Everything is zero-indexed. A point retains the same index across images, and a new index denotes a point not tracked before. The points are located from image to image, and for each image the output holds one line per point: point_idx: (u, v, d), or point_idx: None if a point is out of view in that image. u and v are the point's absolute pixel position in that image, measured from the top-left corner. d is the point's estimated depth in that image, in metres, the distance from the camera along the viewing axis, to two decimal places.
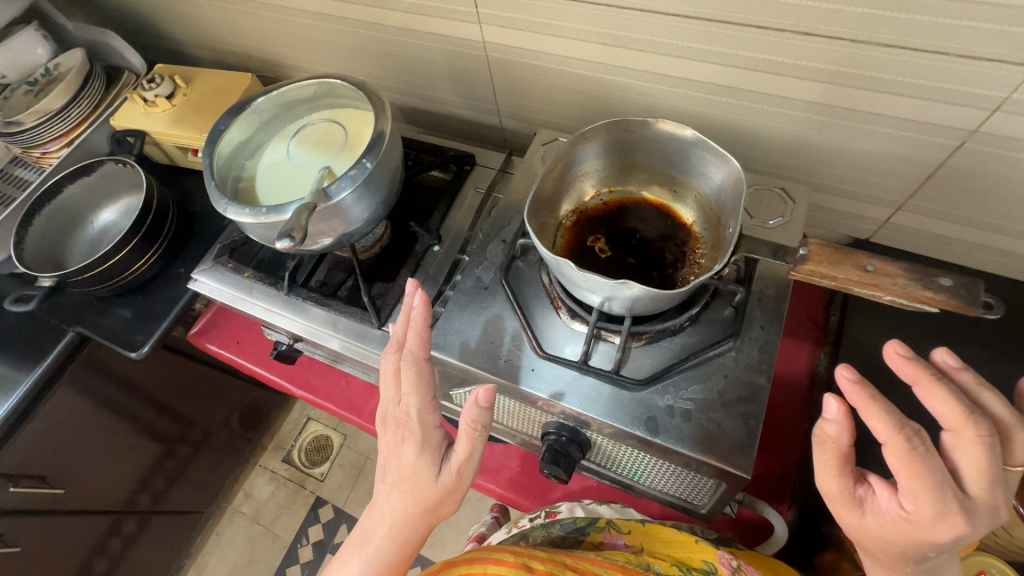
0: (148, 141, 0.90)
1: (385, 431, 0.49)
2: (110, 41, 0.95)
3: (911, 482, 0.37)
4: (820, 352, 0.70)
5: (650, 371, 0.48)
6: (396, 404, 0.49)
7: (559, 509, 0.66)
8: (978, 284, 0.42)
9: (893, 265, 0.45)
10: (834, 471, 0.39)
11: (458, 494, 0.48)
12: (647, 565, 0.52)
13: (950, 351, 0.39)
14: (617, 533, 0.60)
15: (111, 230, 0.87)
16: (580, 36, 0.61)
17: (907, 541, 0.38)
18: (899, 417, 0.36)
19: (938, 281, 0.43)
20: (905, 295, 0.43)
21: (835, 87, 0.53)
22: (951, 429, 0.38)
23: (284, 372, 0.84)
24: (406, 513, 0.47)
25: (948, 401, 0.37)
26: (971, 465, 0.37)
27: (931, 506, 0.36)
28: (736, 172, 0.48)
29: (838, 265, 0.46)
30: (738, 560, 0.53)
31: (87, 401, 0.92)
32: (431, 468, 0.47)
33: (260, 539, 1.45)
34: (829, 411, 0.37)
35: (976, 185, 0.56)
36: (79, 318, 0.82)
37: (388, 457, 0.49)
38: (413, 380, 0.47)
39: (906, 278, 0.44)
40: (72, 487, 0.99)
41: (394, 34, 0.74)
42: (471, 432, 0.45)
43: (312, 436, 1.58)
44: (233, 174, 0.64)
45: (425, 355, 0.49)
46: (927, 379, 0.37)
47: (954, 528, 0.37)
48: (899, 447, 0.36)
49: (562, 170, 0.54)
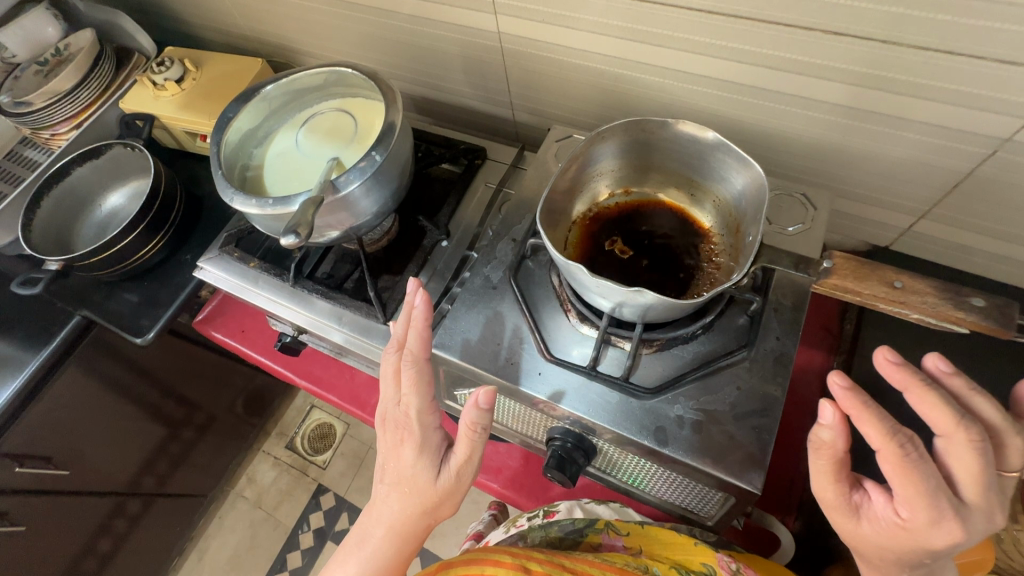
0: (158, 125, 0.89)
1: (385, 431, 0.49)
2: (121, 22, 0.94)
3: (905, 489, 0.35)
4: (833, 361, 0.68)
5: (660, 379, 0.47)
6: (396, 404, 0.48)
7: (557, 509, 0.65)
8: (1011, 306, 0.40)
9: (924, 283, 0.43)
10: (829, 476, 0.38)
11: (457, 496, 0.47)
12: (645, 568, 0.51)
13: (940, 355, 0.38)
14: (616, 535, 0.59)
15: (118, 214, 0.87)
16: (600, 30, 0.60)
17: (902, 546, 0.37)
18: (892, 424, 0.35)
19: (969, 301, 0.41)
20: (933, 314, 0.41)
21: (862, 89, 0.51)
22: (943, 435, 0.36)
23: (287, 362, 0.83)
24: (404, 514, 0.47)
25: (940, 407, 0.35)
26: (964, 471, 0.36)
27: (926, 512, 0.35)
28: (759, 178, 0.47)
29: (864, 280, 0.44)
30: (738, 563, 0.52)
31: (94, 385, 0.93)
32: (430, 471, 0.46)
33: (261, 524, 1.46)
34: (824, 417, 0.36)
35: (1004, 196, 0.54)
36: (86, 302, 0.82)
37: (387, 457, 0.48)
38: (413, 380, 0.46)
39: (935, 296, 0.42)
40: (78, 468, 1.00)
41: (406, 21, 0.73)
42: (470, 434, 0.44)
43: (315, 423, 1.59)
44: (241, 163, 0.63)
45: (425, 355, 0.48)
46: (917, 385, 0.36)
47: (950, 535, 0.35)
48: (892, 454, 0.35)
49: (577, 170, 0.53)
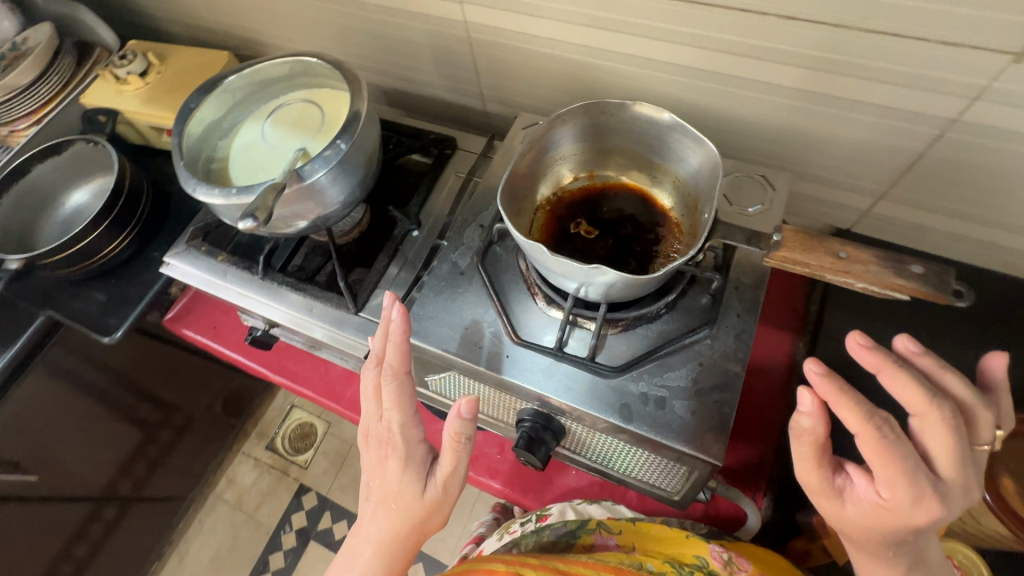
0: (122, 120, 0.87)
1: (368, 449, 0.48)
2: (82, 15, 0.91)
3: (885, 470, 0.36)
4: (800, 342, 0.69)
5: (626, 358, 0.48)
6: (378, 420, 0.48)
7: (550, 513, 0.65)
8: (948, 271, 0.41)
9: (867, 252, 0.44)
10: (812, 462, 0.39)
11: (445, 509, 0.47)
12: (640, 565, 0.52)
13: (908, 336, 0.39)
14: (609, 534, 0.59)
15: (82, 212, 0.85)
16: (563, 17, 0.60)
17: (886, 527, 0.38)
18: (868, 407, 0.36)
19: (909, 269, 0.42)
20: (876, 283, 0.42)
21: (818, 73, 0.53)
22: (918, 414, 0.37)
23: (260, 357, 0.82)
24: (392, 533, 0.46)
25: (912, 387, 0.36)
26: (940, 448, 0.37)
27: (906, 492, 0.36)
28: (714, 157, 0.48)
29: (810, 251, 0.45)
30: (729, 552, 0.54)
31: (62, 387, 0.91)
32: (416, 484, 0.46)
33: (242, 526, 1.44)
34: (802, 404, 0.37)
35: (955, 176, 0.56)
36: (50, 301, 0.80)
37: (372, 475, 0.48)
38: (394, 395, 0.46)
39: (877, 265, 0.43)
40: (48, 473, 0.98)
41: (373, 11, 0.73)
42: (455, 445, 0.45)
43: (295, 423, 1.57)
44: (204, 155, 0.63)
45: (405, 369, 0.48)
46: (889, 367, 0.36)
47: (930, 512, 0.36)
48: (870, 437, 0.36)
49: (539, 153, 0.53)
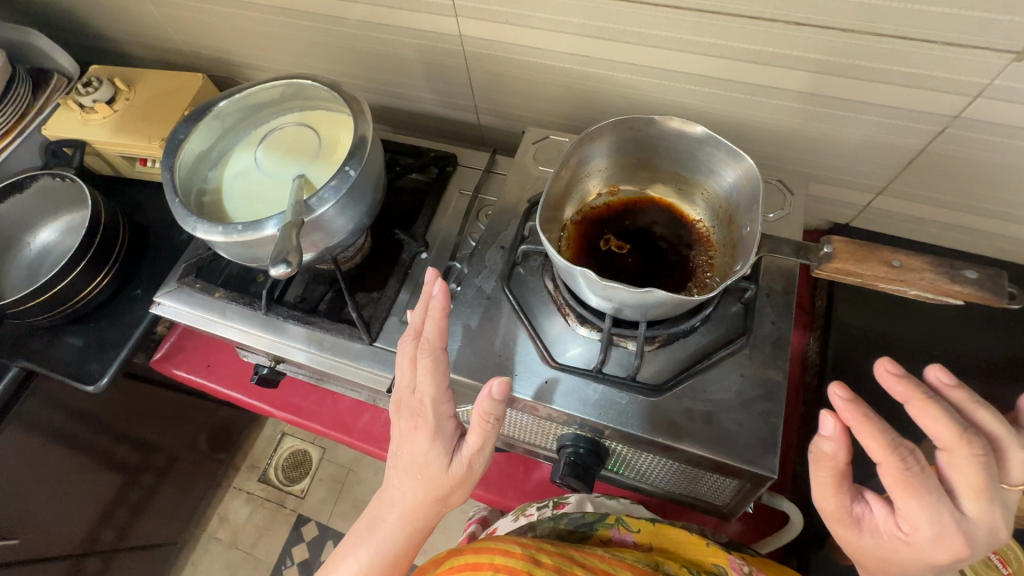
0: (89, 152, 0.81)
1: (397, 419, 0.46)
2: (35, 40, 0.85)
3: (908, 503, 0.37)
4: (810, 336, 0.71)
5: (665, 375, 0.47)
6: (411, 392, 0.46)
7: (567, 501, 0.63)
8: (1002, 275, 0.43)
9: (919, 259, 0.45)
10: (831, 488, 0.40)
11: (469, 486, 0.45)
12: (655, 565, 0.51)
13: (942, 367, 0.39)
14: (626, 530, 0.57)
15: (52, 251, 0.79)
16: (561, 28, 0.59)
17: (904, 560, 0.39)
18: (892, 436, 0.36)
19: (963, 274, 0.43)
20: (931, 289, 0.44)
21: (824, 77, 0.53)
22: (945, 448, 0.37)
23: (262, 395, 0.78)
24: (416, 501, 0.45)
25: (941, 420, 0.36)
26: (966, 484, 0.37)
27: (927, 528, 0.37)
28: (751, 171, 0.48)
29: (863, 261, 0.46)
30: (750, 566, 0.52)
31: (40, 441, 0.84)
32: (443, 458, 0.44)
33: (240, 565, 1.38)
34: (825, 428, 0.37)
35: (953, 169, 0.58)
36: (24, 350, 0.75)
37: (399, 444, 0.46)
38: (429, 367, 0.44)
39: (932, 271, 0.44)
40: (27, 534, 0.91)
41: (357, 27, 0.70)
42: (483, 425, 0.43)
43: (288, 451, 1.51)
44: (195, 187, 0.59)
45: (443, 344, 0.45)
46: (918, 398, 0.36)
47: (952, 549, 0.37)
48: (893, 467, 0.36)
49: (570, 172, 0.52)
